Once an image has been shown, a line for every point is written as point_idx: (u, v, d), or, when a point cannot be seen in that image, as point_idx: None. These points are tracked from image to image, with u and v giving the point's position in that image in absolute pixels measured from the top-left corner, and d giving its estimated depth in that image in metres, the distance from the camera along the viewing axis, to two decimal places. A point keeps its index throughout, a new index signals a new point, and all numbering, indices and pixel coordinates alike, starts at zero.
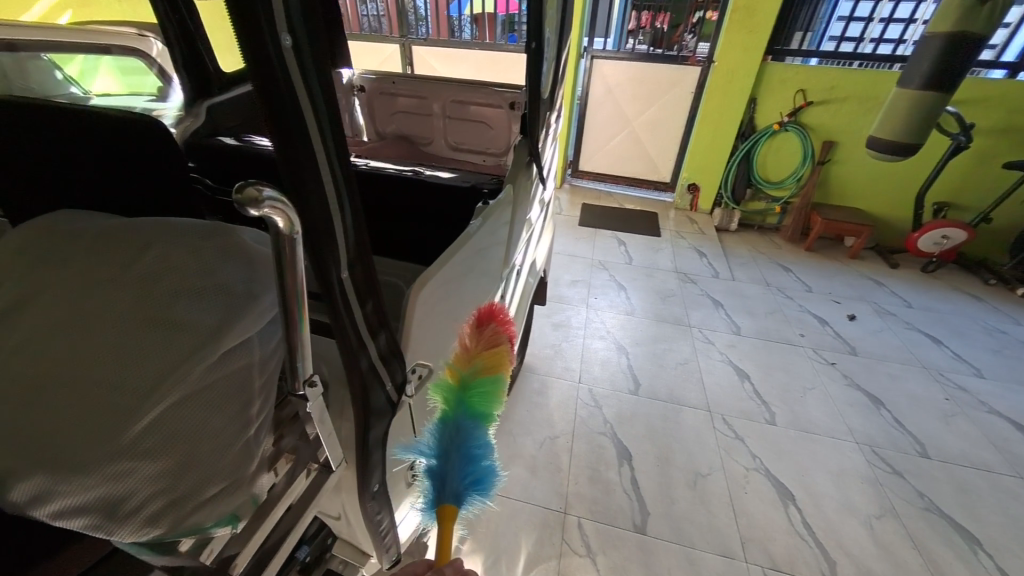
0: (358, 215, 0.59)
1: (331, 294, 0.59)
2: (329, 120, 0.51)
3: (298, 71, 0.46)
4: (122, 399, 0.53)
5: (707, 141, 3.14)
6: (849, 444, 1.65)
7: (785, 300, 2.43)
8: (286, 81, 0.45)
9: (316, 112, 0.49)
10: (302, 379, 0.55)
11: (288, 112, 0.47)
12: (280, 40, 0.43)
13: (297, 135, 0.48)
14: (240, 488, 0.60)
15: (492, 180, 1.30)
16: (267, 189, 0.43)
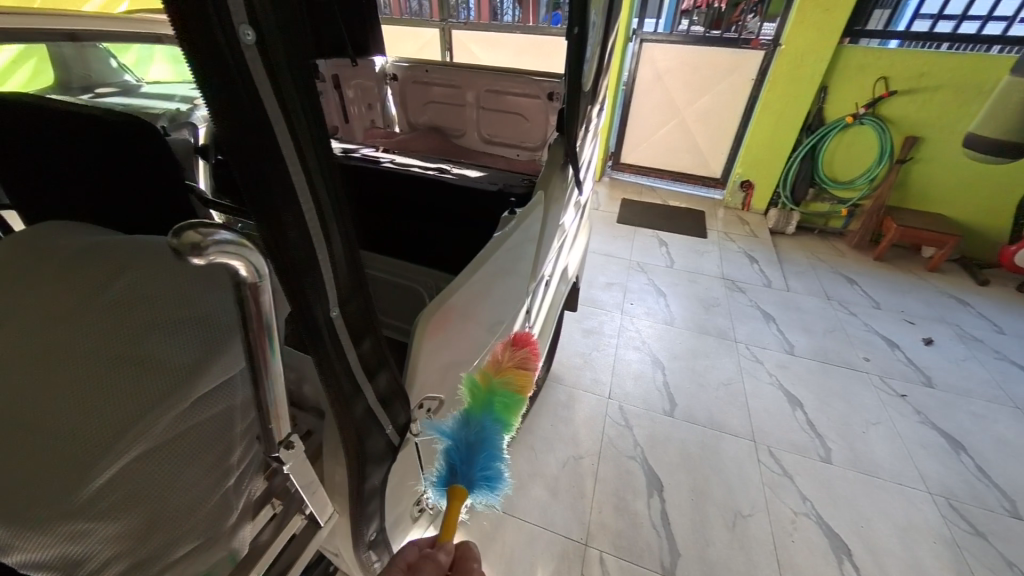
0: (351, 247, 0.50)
1: (317, 337, 0.51)
2: (311, 139, 0.42)
3: (267, 83, 0.36)
4: (84, 446, 0.47)
5: (766, 135, 2.85)
6: (919, 493, 1.45)
7: (848, 317, 2.18)
8: (249, 89, 0.35)
9: (292, 126, 0.39)
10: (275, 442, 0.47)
11: (257, 134, 0.37)
12: (238, 36, 0.33)
13: (266, 157, 0.38)
14: (217, 543, 0.53)
15: (522, 182, 1.18)
16: (222, 231, 0.34)
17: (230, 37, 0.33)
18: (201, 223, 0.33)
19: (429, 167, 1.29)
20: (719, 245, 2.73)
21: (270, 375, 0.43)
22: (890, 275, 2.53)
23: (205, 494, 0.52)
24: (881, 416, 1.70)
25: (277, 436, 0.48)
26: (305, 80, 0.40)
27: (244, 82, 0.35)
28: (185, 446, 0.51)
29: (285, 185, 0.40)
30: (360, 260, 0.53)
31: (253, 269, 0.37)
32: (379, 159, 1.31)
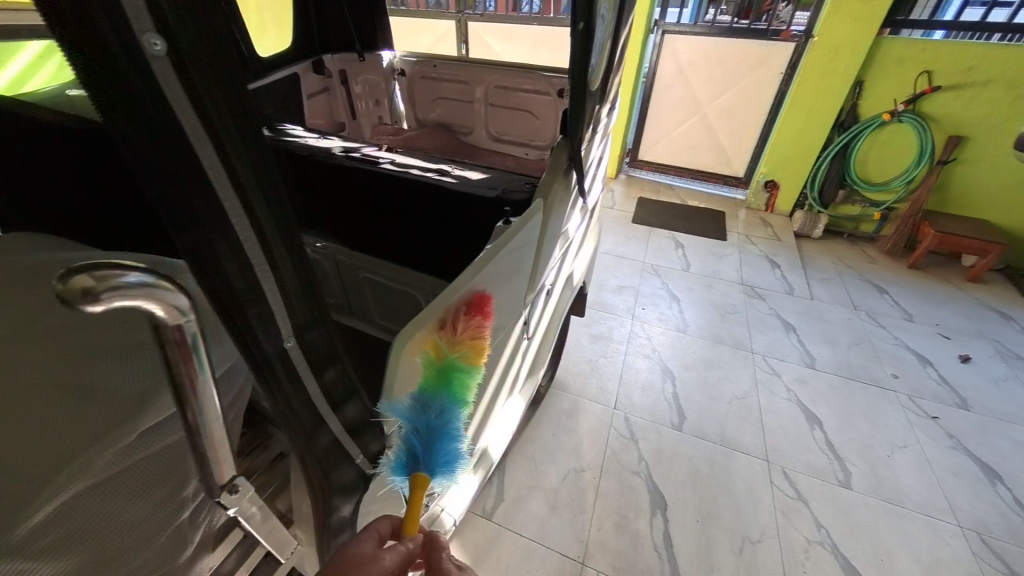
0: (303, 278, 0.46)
1: (270, 371, 0.47)
2: (248, 164, 0.37)
3: (187, 108, 0.32)
4: (27, 483, 0.44)
5: (793, 133, 2.70)
6: (948, 526, 1.35)
7: (876, 329, 2.05)
8: (161, 107, 0.31)
9: (221, 147, 0.35)
10: (218, 485, 0.44)
11: (177, 166, 0.33)
12: (141, 47, 0.29)
13: (189, 182, 0.34)
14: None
15: (523, 187, 1.12)
16: (133, 272, 0.32)
17: (132, 49, 0.29)
18: (107, 265, 0.30)
19: (428, 169, 1.24)
20: (739, 249, 2.60)
21: (202, 419, 0.40)
22: (925, 285, 2.36)
23: (160, 523, 0.47)
24: (908, 439, 1.59)
25: (220, 479, 0.45)
26: (238, 94, 0.35)
27: (154, 98, 0.30)
28: (138, 474, 0.47)
29: (216, 213, 0.36)
30: (317, 288, 0.48)
31: (174, 309, 0.34)
32: (378, 160, 1.27)
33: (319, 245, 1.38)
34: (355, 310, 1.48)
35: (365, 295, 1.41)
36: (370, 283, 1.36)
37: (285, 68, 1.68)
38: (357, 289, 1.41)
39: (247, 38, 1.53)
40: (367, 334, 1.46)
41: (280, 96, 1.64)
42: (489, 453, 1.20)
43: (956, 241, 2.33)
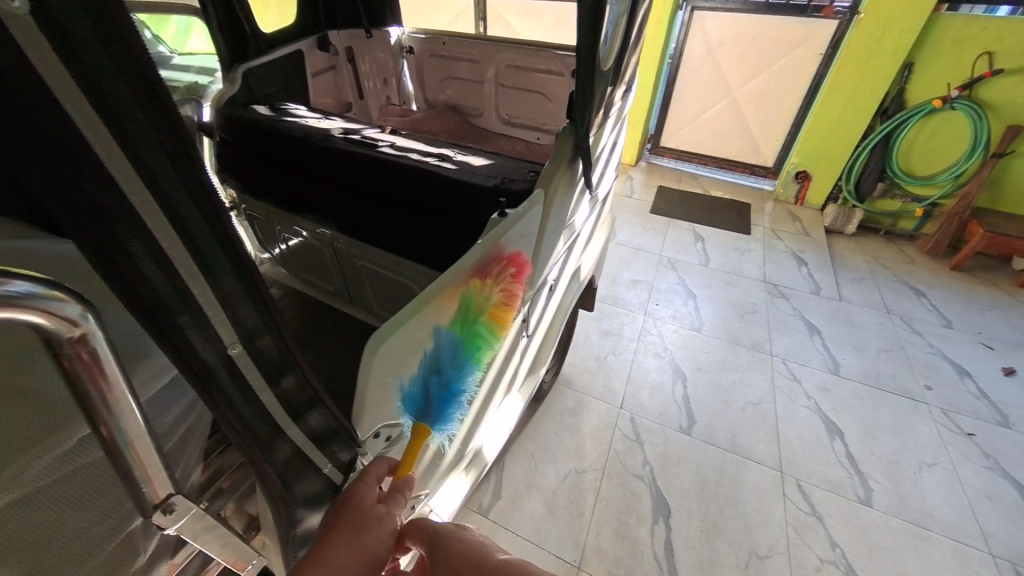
0: (248, 282, 0.40)
1: (212, 384, 0.41)
2: (166, 153, 0.31)
3: (64, 84, 0.26)
4: None
5: (832, 120, 2.50)
6: (979, 554, 1.25)
7: (910, 335, 1.91)
8: (29, 76, 0.25)
9: (121, 127, 0.29)
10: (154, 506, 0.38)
11: (65, 152, 0.28)
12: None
13: (79, 170, 0.28)
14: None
15: (527, 175, 1.04)
16: (18, 282, 0.26)
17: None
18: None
19: (429, 154, 1.17)
20: (764, 243, 2.46)
21: (120, 438, 0.34)
22: (968, 289, 2.18)
23: (102, 537, 0.43)
24: (938, 456, 1.48)
25: (154, 499, 0.39)
26: (140, 61, 0.29)
27: (22, 69, 0.25)
28: (68, 490, 0.41)
29: (120, 206, 0.30)
30: (267, 293, 0.42)
31: (67, 321, 0.28)
32: (377, 143, 1.21)
33: (318, 232, 1.33)
34: (355, 300, 1.44)
35: (364, 285, 1.36)
36: (368, 272, 1.31)
37: (288, 44, 1.62)
38: (356, 278, 1.36)
39: (249, 12, 1.48)
40: (365, 324, 1.42)
41: (284, 75, 1.59)
42: (484, 453, 1.16)
43: (1008, 242, 2.14)
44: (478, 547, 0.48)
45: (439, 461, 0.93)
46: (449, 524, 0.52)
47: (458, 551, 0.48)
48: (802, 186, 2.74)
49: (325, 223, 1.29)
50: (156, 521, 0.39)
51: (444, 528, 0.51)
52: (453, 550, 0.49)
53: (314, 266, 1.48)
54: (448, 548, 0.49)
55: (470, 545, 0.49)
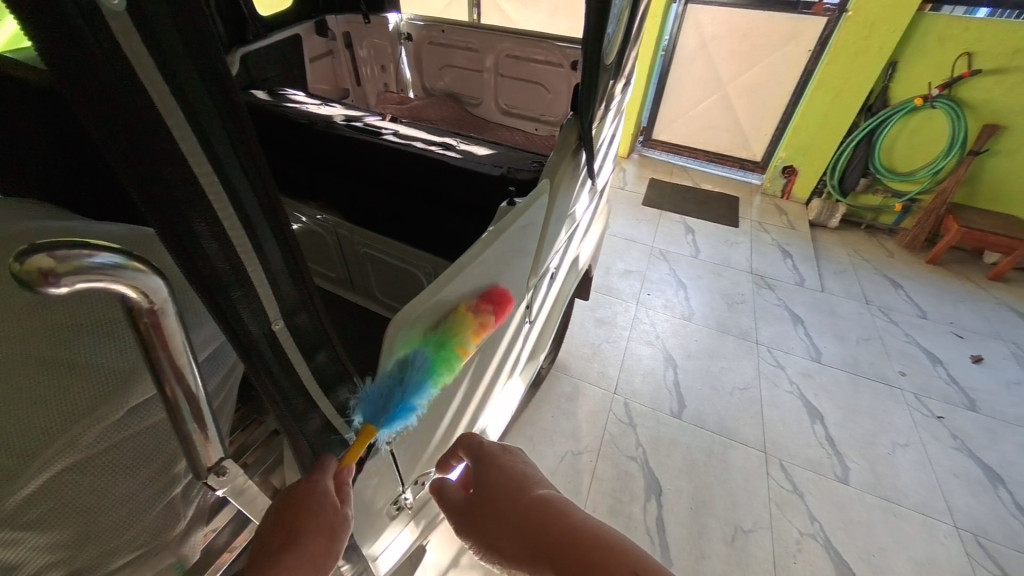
0: (290, 260, 0.44)
1: (257, 357, 0.44)
2: (227, 131, 0.35)
3: (146, 72, 0.29)
4: (10, 452, 0.40)
5: (820, 116, 2.57)
6: (945, 526, 1.35)
7: (887, 325, 2.00)
8: (123, 69, 0.28)
9: (192, 112, 0.32)
10: (203, 469, 0.43)
11: (145, 137, 0.30)
12: (97, 2, 0.26)
13: (156, 151, 0.31)
14: (164, 551, 0.50)
15: (530, 165, 1.07)
16: (102, 252, 0.29)
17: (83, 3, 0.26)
18: (72, 244, 0.27)
19: (433, 142, 1.19)
20: (752, 236, 2.53)
21: (182, 401, 0.38)
22: (942, 281, 2.29)
23: (149, 501, 0.47)
24: (911, 438, 1.57)
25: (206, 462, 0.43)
26: (207, 51, 0.33)
27: (114, 59, 0.28)
28: (122, 455, 0.44)
29: (188, 185, 0.33)
30: (306, 270, 0.46)
31: (145, 293, 0.31)
32: (381, 131, 1.22)
33: (320, 218, 1.33)
34: (357, 286, 1.45)
35: (367, 271, 1.38)
36: (371, 258, 1.32)
37: (285, 28, 1.62)
38: (358, 264, 1.38)
39: None
40: (367, 311, 1.44)
41: (281, 59, 1.59)
42: (487, 433, 1.20)
43: (981, 237, 2.25)
44: (519, 477, 0.56)
45: (446, 440, 0.97)
46: (493, 447, 0.60)
47: (500, 476, 0.57)
48: (790, 180, 2.81)
49: (327, 210, 1.30)
50: (208, 481, 0.45)
51: (490, 455, 0.59)
52: (498, 479, 0.57)
53: (315, 253, 1.48)
54: (493, 474, 0.57)
55: (513, 473, 0.57)
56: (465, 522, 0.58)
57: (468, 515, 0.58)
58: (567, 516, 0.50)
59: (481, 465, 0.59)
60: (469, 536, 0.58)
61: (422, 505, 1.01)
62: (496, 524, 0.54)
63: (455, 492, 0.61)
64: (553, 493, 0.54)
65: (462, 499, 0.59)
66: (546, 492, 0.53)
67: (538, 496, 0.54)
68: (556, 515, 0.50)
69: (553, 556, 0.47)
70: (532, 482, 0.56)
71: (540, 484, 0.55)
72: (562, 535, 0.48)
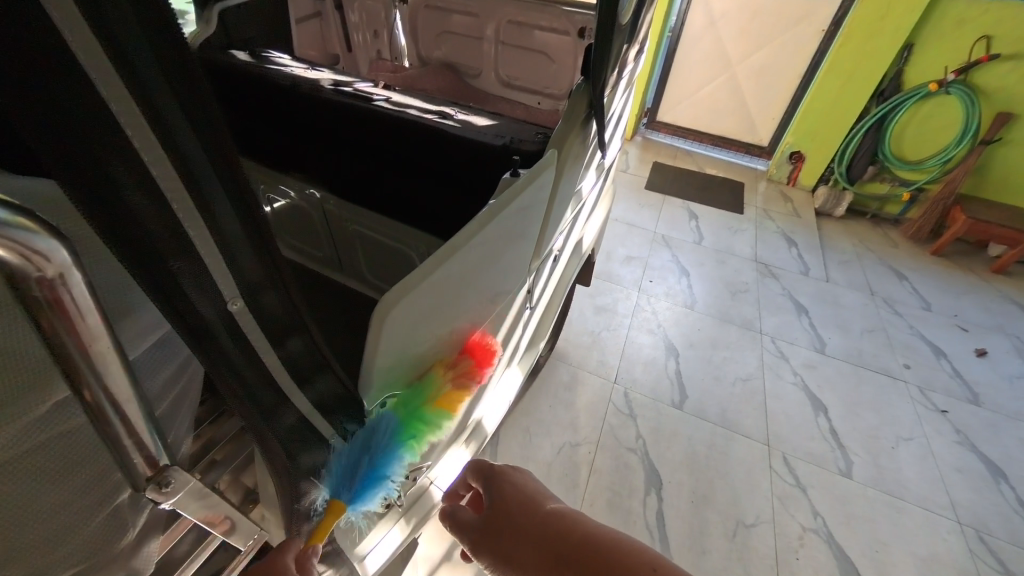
0: (254, 230, 0.39)
1: (210, 340, 0.39)
2: (170, 69, 0.30)
3: None
4: None
5: (827, 101, 2.49)
6: (947, 522, 1.33)
7: (892, 317, 1.96)
8: None
9: (119, 50, 0.27)
10: (142, 477, 0.37)
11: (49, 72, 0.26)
12: None
13: (65, 91, 0.26)
14: (115, 564, 0.44)
15: (536, 136, 0.98)
16: None
17: None
18: None
19: (429, 111, 1.10)
20: (756, 223, 2.46)
21: (103, 402, 0.32)
22: (946, 273, 2.26)
23: (81, 517, 0.39)
24: (914, 432, 1.54)
25: (146, 471, 0.37)
26: None
27: None
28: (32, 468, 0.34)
29: (107, 128, 0.28)
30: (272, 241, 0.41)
31: (35, 255, 0.25)
32: (373, 97, 1.12)
33: (307, 192, 1.23)
34: (346, 267, 1.36)
35: (356, 251, 1.29)
36: (360, 237, 1.23)
37: None
38: (348, 243, 1.29)
39: None
40: (357, 293, 1.36)
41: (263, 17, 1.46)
42: (483, 425, 1.14)
43: (987, 229, 2.20)
44: (534, 492, 0.62)
45: None
46: (505, 467, 0.66)
47: (516, 491, 0.63)
48: (796, 167, 2.74)
49: (313, 183, 1.21)
50: (152, 496, 0.38)
51: (502, 473, 0.65)
52: (512, 495, 0.62)
53: (301, 231, 1.39)
54: (509, 489, 0.63)
55: (528, 489, 0.63)
56: (479, 539, 0.61)
57: (484, 532, 0.61)
58: (584, 525, 0.56)
59: (493, 483, 0.64)
60: (482, 554, 0.61)
61: (413, 502, 0.95)
62: (514, 537, 0.58)
63: (466, 515, 0.64)
64: (566, 506, 0.60)
65: (477, 517, 0.63)
66: (561, 505, 0.59)
67: (554, 510, 0.59)
68: (576, 525, 0.56)
69: (577, 561, 0.53)
70: (544, 496, 0.62)
71: (554, 498, 0.61)
72: (585, 542, 0.54)
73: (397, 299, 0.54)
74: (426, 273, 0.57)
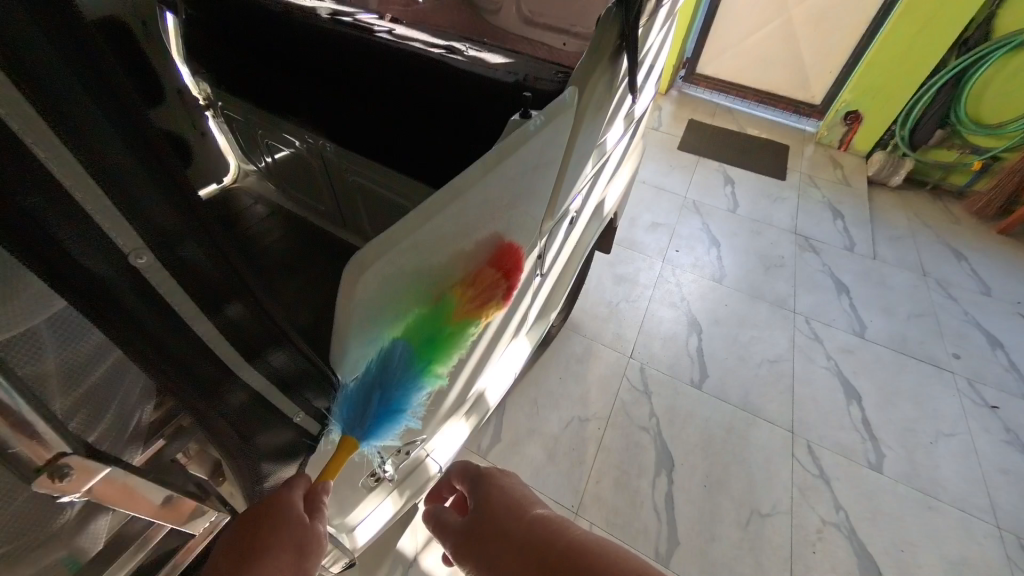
0: (159, 173, 0.32)
1: (111, 302, 0.32)
2: None
3: None
4: None
5: (895, 53, 2.18)
6: (984, 525, 1.22)
7: (944, 300, 1.78)
8: None
9: None
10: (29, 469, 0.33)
11: None
12: None
13: None
14: (56, 541, 0.43)
15: (554, 75, 0.88)
16: None
17: None
18: None
19: (435, 46, 0.98)
20: (799, 192, 2.24)
21: None
22: (1012, 255, 2.03)
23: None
24: (957, 427, 1.42)
25: (35, 459, 0.34)
26: None
27: None
28: None
29: None
30: (187, 187, 0.34)
31: None
32: (374, 28, 1.04)
33: (304, 138, 1.14)
34: (348, 222, 1.28)
35: (357, 206, 1.20)
36: (360, 190, 1.13)
37: None
38: (348, 196, 1.19)
39: None
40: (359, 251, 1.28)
41: None
42: (486, 397, 1.07)
43: None
44: (519, 497, 0.59)
45: (437, 404, 0.84)
46: (490, 470, 0.63)
47: (501, 496, 0.59)
48: (850, 129, 2.46)
49: (309, 128, 1.10)
50: (46, 488, 0.34)
51: (488, 475, 0.62)
52: (497, 497, 0.59)
53: (301, 182, 1.30)
54: (495, 493, 0.60)
55: (514, 494, 0.60)
56: (464, 544, 0.59)
57: (467, 538, 0.58)
58: (567, 532, 0.52)
59: (480, 485, 0.62)
60: (466, 560, 0.58)
61: (407, 474, 0.90)
62: (496, 545, 0.55)
63: (451, 519, 0.62)
64: (551, 512, 0.57)
65: (462, 522, 0.61)
66: (546, 510, 0.56)
67: (537, 516, 0.56)
68: (559, 530, 0.53)
69: (557, 571, 0.49)
70: (529, 502, 0.59)
71: (539, 503, 0.57)
72: (567, 549, 0.50)
73: (382, 251, 0.43)
74: (412, 232, 0.46)
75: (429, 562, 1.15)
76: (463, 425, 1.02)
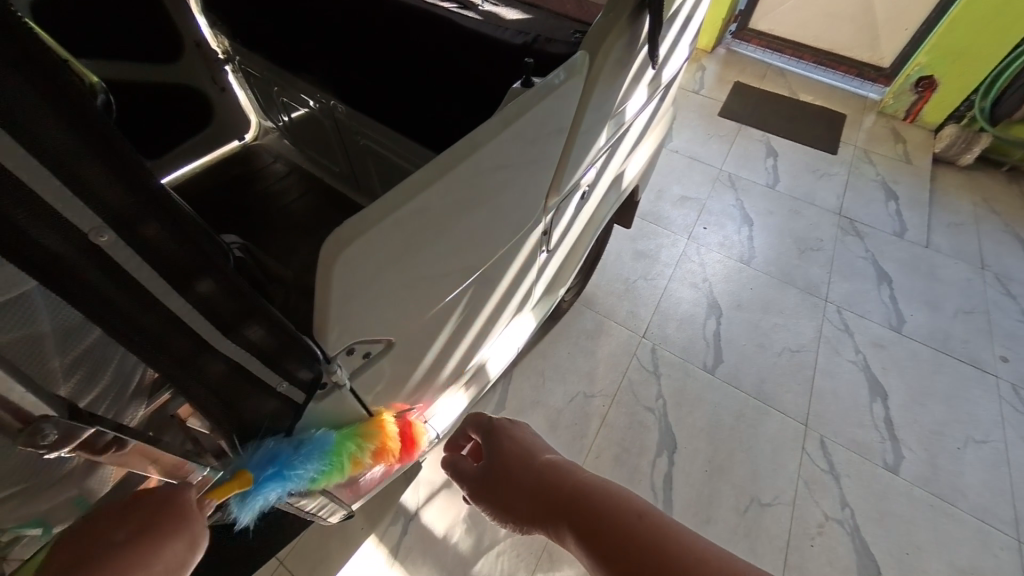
0: (103, 151, 0.31)
1: (76, 280, 0.32)
2: None
3: None
4: None
5: (988, 8, 1.88)
6: (1003, 538, 1.17)
7: (999, 297, 1.63)
8: None
9: None
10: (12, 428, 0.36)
11: None
12: None
13: None
14: (66, 483, 0.47)
15: (570, 36, 0.80)
16: None
17: None
18: None
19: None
20: (850, 167, 2.05)
21: None
22: None
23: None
24: (991, 434, 1.33)
25: (16, 422, 0.37)
26: None
27: None
28: None
29: None
30: (136, 165, 0.33)
31: None
32: None
33: (316, 98, 1.12)
34: (360, 185, 1.26)
35: (369, 170, 1.18)
36: (372, 154, 1.12)
37: None
38: (360, 158, 1.17)
39: None
40: None
41: None
42: (487, 369, 1.07)
43: None
44: (529, 445, 0.60)
45: (434, 375, 0.85)
46: (502, 421, 0.64)
47: (511, 445, 0.61)
48: (921, 97, 2.19)
49: (321, 88, 1.08)
50: (29, 448, 0.37)
51: (500, 427, 0.63)
52: (508, 447, 0.60)
53: (315, 143, 1.29)
54: (505, 444, 0.61)
55: (523, 442, 0.61)
56: (481, 488, 0.62)
57: (483, 483, 0.61)
58: (575, 475, 0.54)
59: (492, 437, 0.63)
60: (484, 502, 0.61)
61: None
62: (512, 488, 0.57)
63: (465, 467, 0.65)
64: (560, 457, 0.58)
65: (477, 470, 0.63)
66: (556, 456, 0.57)
67: (547, 461, 0.58)
68: (567, 474, 0.54)
69: (568, 507, 0.51)
70: (539, 449, 0.60)
71: (548, 450, 0.58)
72: (578, 487, 0.52)
73: (364, 227, 0.44)
74: (402, 201, 0.47)
75: (429, 517, 1.21)
76: (462, 394, 1.03)
